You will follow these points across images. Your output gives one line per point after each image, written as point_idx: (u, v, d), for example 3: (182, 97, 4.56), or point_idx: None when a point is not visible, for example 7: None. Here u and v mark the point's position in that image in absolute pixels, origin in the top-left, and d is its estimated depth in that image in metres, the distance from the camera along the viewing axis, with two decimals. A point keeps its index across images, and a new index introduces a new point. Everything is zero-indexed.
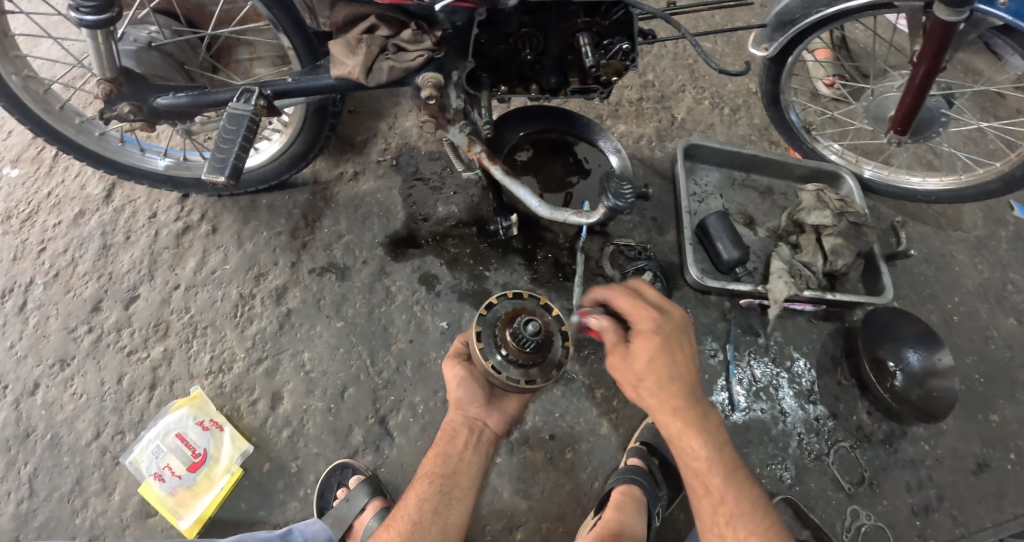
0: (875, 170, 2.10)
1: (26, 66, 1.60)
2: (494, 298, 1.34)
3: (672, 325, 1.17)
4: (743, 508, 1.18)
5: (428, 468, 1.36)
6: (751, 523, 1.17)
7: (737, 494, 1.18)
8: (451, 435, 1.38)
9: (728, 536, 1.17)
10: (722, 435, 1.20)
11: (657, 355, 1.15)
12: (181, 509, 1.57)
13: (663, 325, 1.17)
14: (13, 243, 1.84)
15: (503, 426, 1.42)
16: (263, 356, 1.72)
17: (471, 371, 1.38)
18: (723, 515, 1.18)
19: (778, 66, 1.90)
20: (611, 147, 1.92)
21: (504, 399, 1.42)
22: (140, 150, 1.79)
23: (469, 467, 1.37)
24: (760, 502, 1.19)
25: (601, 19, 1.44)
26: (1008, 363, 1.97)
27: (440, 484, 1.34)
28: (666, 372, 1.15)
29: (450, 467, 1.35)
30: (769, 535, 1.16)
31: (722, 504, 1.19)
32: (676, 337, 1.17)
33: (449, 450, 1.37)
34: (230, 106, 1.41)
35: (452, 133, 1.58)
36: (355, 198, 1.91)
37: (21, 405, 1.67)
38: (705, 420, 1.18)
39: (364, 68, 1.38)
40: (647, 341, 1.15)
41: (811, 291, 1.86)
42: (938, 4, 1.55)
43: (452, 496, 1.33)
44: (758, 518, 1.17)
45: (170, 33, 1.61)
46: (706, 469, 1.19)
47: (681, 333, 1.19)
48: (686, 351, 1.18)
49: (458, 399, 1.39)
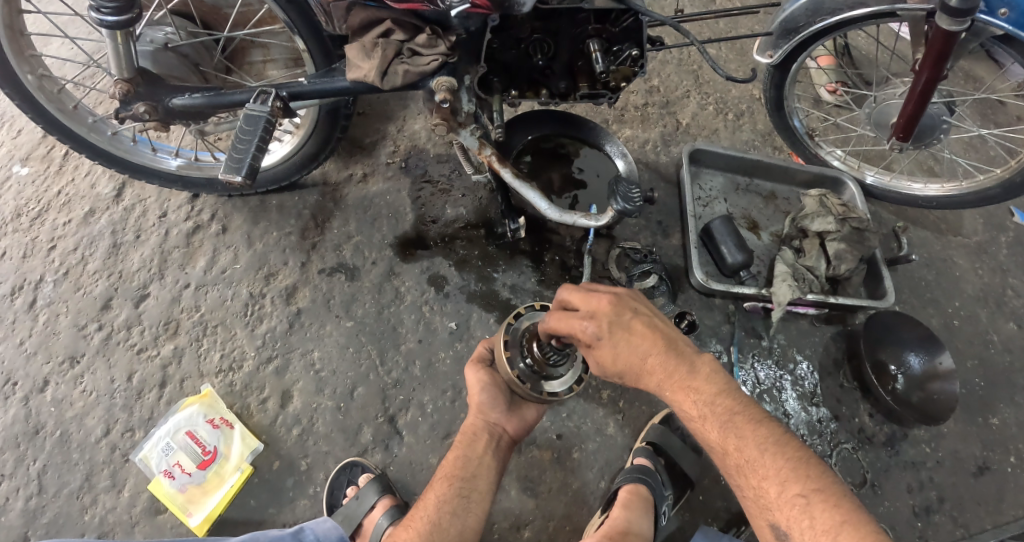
0: (876, 176, 2.14)
1: (41, 65, 1.61)
2: (522, 309, 1.36)
3: (607, 319, 1.13)
4: (753, 454, 1.11)
5: (448, 470, 1.38)
6: (765, 468, 1.10)
7: (743, 440, 1.12)
8: (471, 438, 1.40)
9: (747, 484, 1.12)
10: (711, 381, 1.14)
11: (617, 350, 1.13)
12: (191, 506, 1.59)
13: (600, 324, 1.13)
14: (23, 241, 1.85)
15: (521, 433, 1.44)
16: (273, 354, 1.74)
17: (494, 377, 1.40)
18: (732, 466, 1.13)
19: (782, 73, 1.93)
20: (617, 151, 1.95)
21: (523, 406, 1.44)
22: (152, 150, 1.80)
23: (487, 471, 1.38)
24: (770, 444, 1.11)
25: (610, 25, 1.46)
26: (1008, 367, 2.00)
27: (460, 486, 1.35)
28: (633, 360, 1.13)
29: (471, 470, 1.37)
30: (786, 475, 1.09)
31: (731, 454, 1.13)
32: (620, 323, 1.13)
33: (469, 454, 1.38)
34: (247, 107, 1.43)
35: (463, 137, 1.61)
36: (364, 199, 1.93)
37: (31, 401, 1.68)
38: (686, 377, 1.14)
39: (379, 71, 1.41)
40: (601, 345, 1.14)
41: (814, 295, 1.88)
42: (940, 14, 1.57)
43: (472, 499, 1.35)
44: (771, 459, 1.10)
45: (185, 35, 1.63)
46: (704, 424, 1.14)
47: (623, 317, 1.14)
48: (636, 328, 1.13)
49: (479, 403, 1.41)
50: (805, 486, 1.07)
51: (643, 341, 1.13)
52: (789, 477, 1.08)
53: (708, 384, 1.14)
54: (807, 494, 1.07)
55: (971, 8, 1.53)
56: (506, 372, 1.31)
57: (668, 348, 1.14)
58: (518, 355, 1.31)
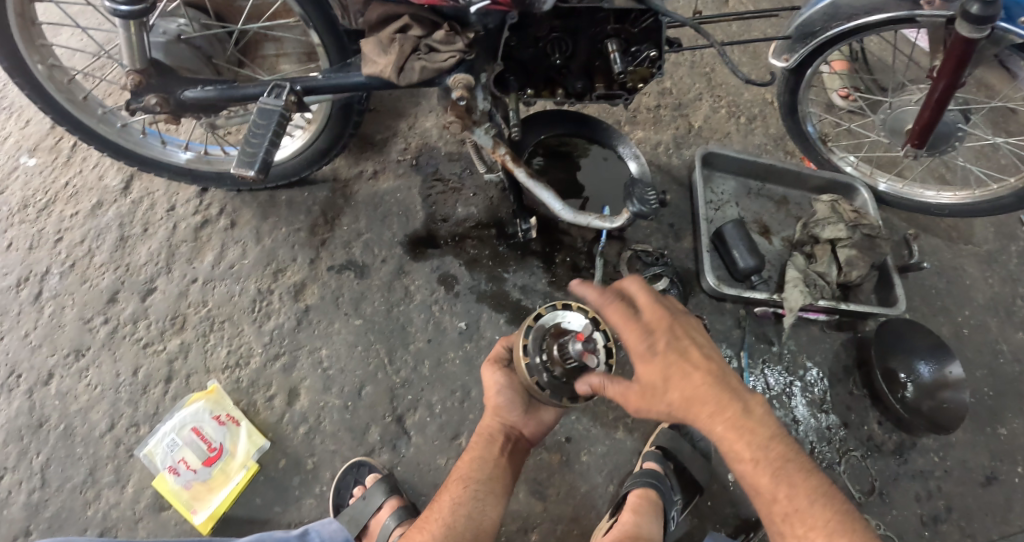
0: (889, 183, 2.12)
1: (51, 55, 1.59)
2: (543, 309, 1.35)
3: (665, 337, 1.13)
4: (802, 504, 1.09)
5: (463, 472, 1.36)
6: (812, 519, 1.08)
7: (794, 489, 1.09)
8: (487, 440, 1.39)
9: (791, 534, 1.09)
10: (765, 425, 1.11)
11: (665, 370, 1.12)
12: (196, 503, 1.57)
13: (658, 340, 1.13)
14: (30, 232, 1.83)
15: (538, 435, 1.43)
16: (280, 351, 1.72)
17: (510, 380, 1.39)
18: (779, 515, 1.10)
19: (797, 77, 1.92)
20: (630, 153, 1.91)
21: (541, 408, 1.42)
22: (162, 143, 1.78)
23: (504, 473, 1.37)
24: (819, 495, 1.10)
25: (629, 26, 1.45)
26: (1017, 377, 1.99)
27: (476, 488, 1.34)
28: (675, 383, 1.11)
29: (486, 472, 1.35)
30: (833, 528, 1.07)
31: (778, 502, 1.10)
32: (676, 347, 1.13)
33: (485, 455, 1.37)
34: (260, 101, 1.42)
35: (477, 135, 1.59)
36: (374, 196, 1.91)
37: (35, 394, 1.66)
38: (740, 416, 1.11)
39: (396, 67, 1.39)
40: (641, 358, 1.13)
41: (826, 301, 1.87)
42: (959, 21, 1.56)
43: (487, 502, 1.33)
44: (820, 510, 1.09)
45: (198, 27, 1.59)
46: (755, 469, 1.10)
47: (682, 341, 1.13)
48: (690, 356, 1.12)
49: (496, 405, 1.40)
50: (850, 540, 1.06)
51: (698, 355, 1.13)
52: (837, 531, 1.07)
53: (762, 428, 1.11)
54: None
55: (992, 15, 1.51)
56: (523, 373, 1.30)
57: (722, 376, 1.12)
58: (536, 354, 1.29)
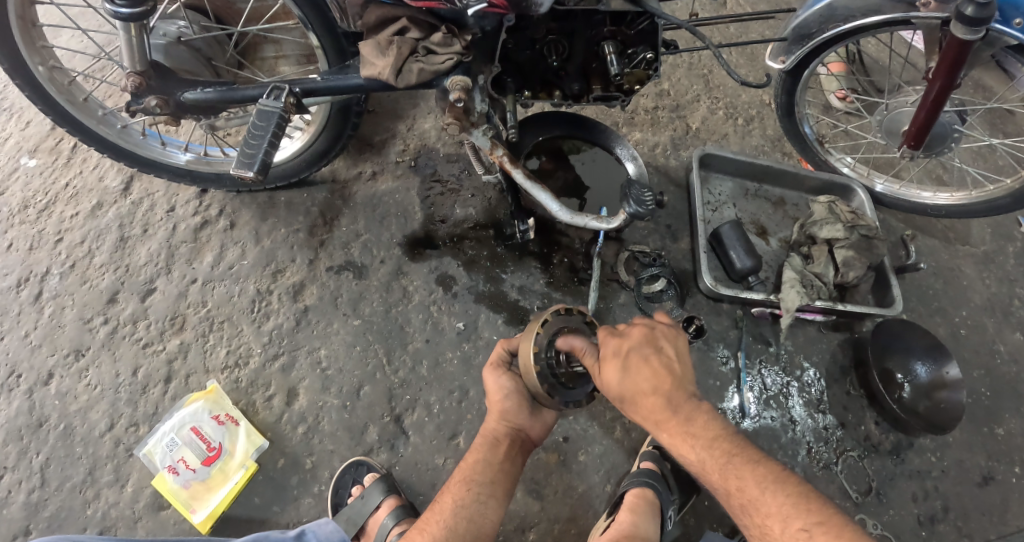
0: (886, 184, 2.13)
1: (52, 57, 1.60)
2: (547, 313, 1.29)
3: (629, 342, 1.15)
4: (755, 494, 1.09)
5: (466, 474, 1.36)
6: (767, 505, 1.08)
7: (743, 480, 1.10)
8: (492, 442, 1.38)
9: (752, 523, 1.10)
10: (709, 426, 1.13)
11: (625, 372, 1.14)
12: (195, 502, 1.57)
13: (624, 342, 1.16)
14: (30, 232, 1.84)
15: (541, 438, 1.44)
16: (279, 351, 1.73)
17: (516, 384, 1.38)
18: (738, 506, 1.11)
19: (794, 79, 1.93)
20: (627, 154, 1.95)
21: (546, 412, 1.43)
22: (162, 144, 1.79)
23: (507, 477, 1.37)
24: (771, 482, 1.09)
25: (626, 28, 1.47)
26: (1014, 377, 2.00)
27: (479, 491, 1.34)
28: (632, 382, 1.13)
29: (490, 475, 1.35)
30: (787, 511, 1.06)
31: (734, 495, 1.11)
32: (640, 350, 1.15)
33: (489, 458, 1.36)
34: (259, 102, 1.43)
35: (475, 136, 1.62)
36: (373, 197, 1.92)
37: (35, 394, 1.67)
38: (683, 424, 1.12)
39: (394, 69, 1.40)
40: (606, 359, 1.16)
41: (823, 301, 1.88)
42: (955, 23, 1.57)
43: (489, 504, 1.33)
44: (772, 496, 1.08)
45: (198, 29, 1.60)
46: (704, 468, 1.13)
47: (646, 345, 1.15)
48: (650, 362, 1.14)
49: (502, 409, 1.38)
50: (807, 520, 1.05)
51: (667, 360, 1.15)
52: (790, 514, 1.06)
53: (707, 429, 1.13)
54: (808, 528, 1.04)
55: (987, 17, 1.52)
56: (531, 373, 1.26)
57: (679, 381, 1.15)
58: (544, 354, 1.25)
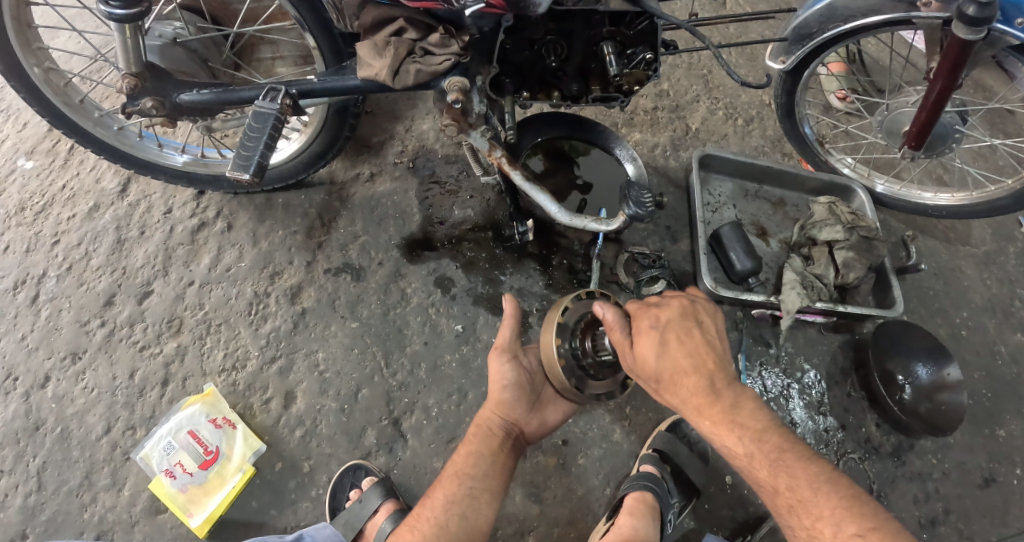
0: (886, 185, 2.12)
1: (47, 58, 1.59)
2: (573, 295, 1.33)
3: (670, 316, 1.18)
4: (806, 494, 1.11)
5: (458, 468, 1.36)
6: (818, 508, 1.11)
7: (794, 479, 1.12)
8: (486, 433, 1.39)
9: (799, 523, 1.13)
10: (756, 418, 1.15)
11: (662, 350, 1.15)
12: (192, 506, 1.56)
13: (662, 316, 1.19)
14: (26, 235, 1.83)
15: (537, 437, 1.43)
16: (277, 354, 1.72)
17: (517, 373, 1.39)
18: (785, 505, 1.13)
19: (794, 79, 1.92)
20: (627, 155, 1.94)
21: (545, 411, 1.43)
22: (158, 146, 1.78)
23: (500, 472, 1.37)
24: (823, 483, 1.12)
25: (625, 28, 1.46)
26: (1016, 378, 1.99)
27: (470, 485, 1.33)
28: (669, 361, 1.15)
29: (482, 469, 1.35)
30: (840, 514, 1.09)
31: (781, 493, 1.13)
32: (681, 325, 1.17)
33: (482, 450, 1.37)
34: (255, 104, 1.42)
35: (473, 138, 1.61)
36: (371, 199, 1.91)
37: (31, 397, 1.66)
38: (731, 412, 1.14)
39: (391, 70, 1.39)
40: (641, 333, 1.18)
41: (824, 303, 1.87)
42: (957, 22, 1.56)
43: (481, 498, 1.33)
44: (823, 498, 1.11)
45: (194, 30, 1.59)
46: (751, 463, 1.14)
47: (688, 322, 1.18)
48: (690, 341, 1.16)
49: (500, 400, 1.39)
50: (859, 526, 1.08)
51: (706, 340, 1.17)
52: (844, 517, 1.09)
53: (753, 421, 1.15)
54: (862, 533, 1.07)
55: (988, 16, 1.51)
56: (548, 361, 1.30)
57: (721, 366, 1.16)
58: (567, 339, 1.29)
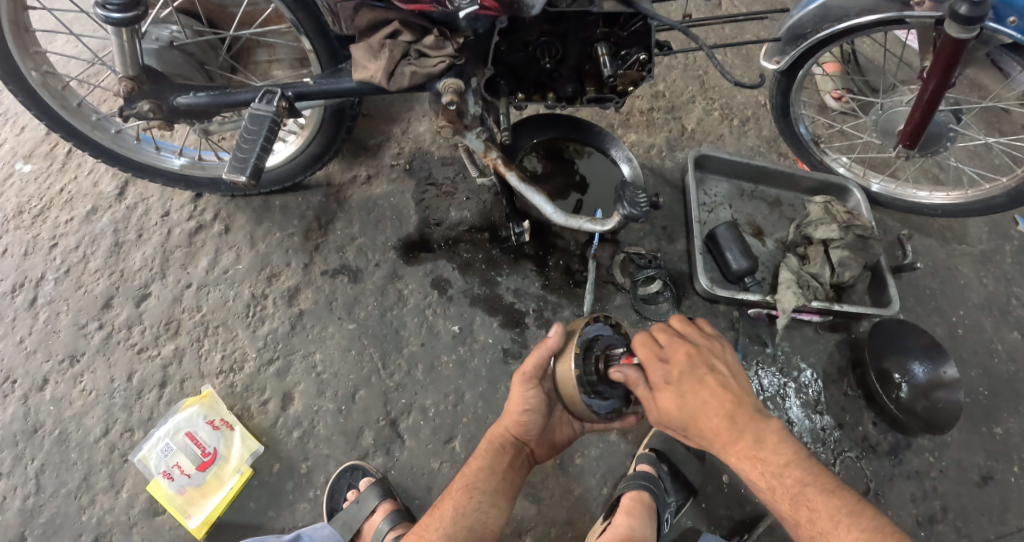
0: (882, 184, 2.13)
1: (45, 61, 1.60)
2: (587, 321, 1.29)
3: (680, 367, 1.23)
4: (828, 526, 1.12)
5: (469, 481, 1.34)
6: (840, 539, 1.11)
7: (815, 511, 1.14)
8: (497, 450, 1.37)
9: None
10: (778, 452, 1.18)
11: (681, 398, 1.21)
12: (190, 508, 1.57)
13: (673, 369, 1.24)
14: (24, 238, 1.84)
15: (543, 456, 1.45)
16: (274, 356, 1.72)
17: (540, 400, 1.34)
18: (808, 537, 1.14)
19: (789, 79, 1.93)
20: (622, 156, 1.94)
21: (555, 434, 1.44)
22: (156, 149, 1.79)
23: (509, 486, 1.36)
24: (844, 514, 1.12)
25: (619, 29, 1.48)
26: (1012, 376, 2.00)
27: (480, 500, 1.32)
28: (688, 412, 1.21)
29: (492, 484, 1.34)
30: None
31: (804, 526, 1.15)
32: (693, 372, 1.23)
33: (492, 467, 1.35)
34: (252, 106, 1.43)
35: (469, 139, 1.62)
36: (369, 201, 1.92)
37: (30, 400, 1.66)
38: (753, 448, 1.18)
39: (386, 71, 1.41)
40: (657, 388, 1.23)
41: (819, 302, 1.87)
42: (949, 22, 1.57)
43: (490, 514, 1.32)
44: (845, 530, 1.11)
45: (190, 33, 1.61)
46: (774, 495, 1.17)
47: (698, 369, 1.24)
48: (707, 384, 1.22)
49: (517, 421, 1.36)
50: None
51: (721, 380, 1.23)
52: None
53: (777, 455, 1.18)
54: None
55: (981, 15, 1.52)
56: (564, 384, 1.27)
57: (739, 406, 1.20)
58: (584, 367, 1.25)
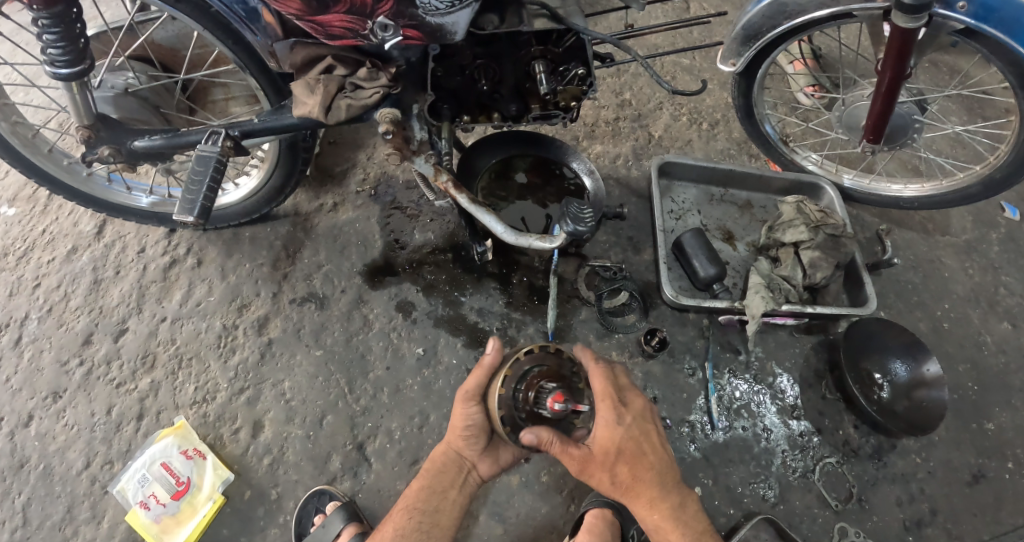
0: (854, 179, 2.09)
1: (14, 112, 1.68)
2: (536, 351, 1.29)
3: (633, 414, 1.31)
4: None
5: (410, 502, 1.39)
6: None
7: None
8: (439, 469, 1.40)
9: None
10: (697, 517, 1.34)
11: (627, 444, 1.28)
12: (165, 536, 1.62)
13: (626, 415, 1.30)
14: (9, 279, 1.92)
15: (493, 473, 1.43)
16: (245, 385, 1.77)
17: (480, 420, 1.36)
18: None
19: (748, 80, 1.91)
20: (584, 168, 1.94)
21: (501, 448, 1.43)
22: (126, 189, 1.86)
23: (453, 507, 1.40)
24: None
25: (553, 46, 1.47)
26: (1002, 369, 1.93)
27: (421, 520, 1.37)
28: (623, 459, 1.28)
29: (433, 504, 1.38)
30: None
31: None
32: (642, 427, 1.31)
33: (432, 486, 1.39)
34: (197, 148, 1.48)
35: (418, 163, 1.63)
36: (334, 228, 1.96)
37: (16, 436, 1.74)
38: (676, 509, 1.32)
39: (323, 107, 1.44)
40: (605, 432, 1.28)
41: (790, 305, 1.84)
42: (895, 12, 1.53)
43: (431, 534, 1.36)
44: None
45: (146, 79, 1.67)
46: None
47: (647, 424, 1.32)
48: (650, 437, 1.32)
49: (459, 437, 1.38)
50: None
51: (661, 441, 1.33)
52: None
53: (693, 521, 1.33)
54: None
55: (927, 3, 1.48)
56: (495, 404, 1.28)
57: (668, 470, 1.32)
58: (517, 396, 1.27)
